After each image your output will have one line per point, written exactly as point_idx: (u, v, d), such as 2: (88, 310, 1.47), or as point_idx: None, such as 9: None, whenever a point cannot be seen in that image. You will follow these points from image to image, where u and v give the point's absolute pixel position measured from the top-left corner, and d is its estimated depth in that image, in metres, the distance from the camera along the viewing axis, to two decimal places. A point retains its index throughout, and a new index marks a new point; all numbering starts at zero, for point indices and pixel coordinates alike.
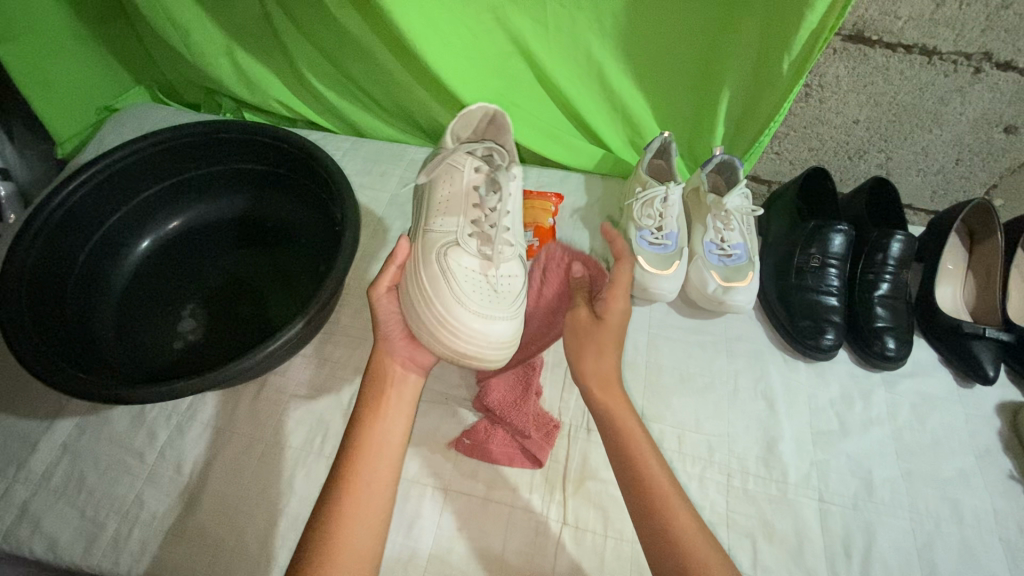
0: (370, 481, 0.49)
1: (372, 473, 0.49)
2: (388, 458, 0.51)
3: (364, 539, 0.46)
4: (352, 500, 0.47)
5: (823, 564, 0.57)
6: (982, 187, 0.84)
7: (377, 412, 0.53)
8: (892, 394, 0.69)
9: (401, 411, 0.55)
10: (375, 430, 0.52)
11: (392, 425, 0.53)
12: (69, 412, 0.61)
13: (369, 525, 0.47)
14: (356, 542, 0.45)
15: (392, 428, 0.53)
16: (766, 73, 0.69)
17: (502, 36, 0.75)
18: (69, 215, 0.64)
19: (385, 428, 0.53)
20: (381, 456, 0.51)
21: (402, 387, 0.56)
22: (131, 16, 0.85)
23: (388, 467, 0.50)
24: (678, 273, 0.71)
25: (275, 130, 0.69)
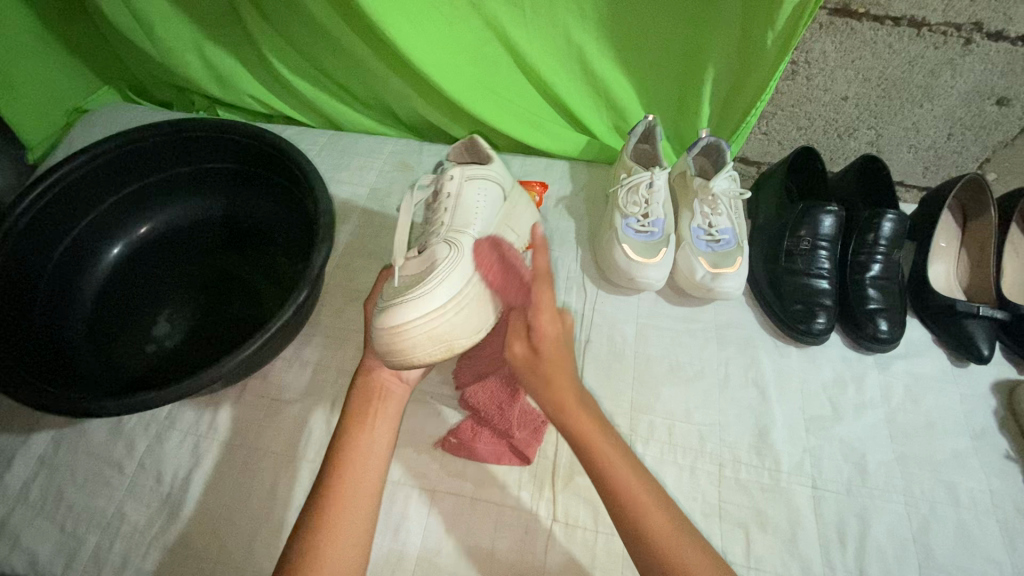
0: (356, 487, 0.48)
1: (358, 479, 0.49)
2: (376, 464, 0.50)
3: (349, 541, 0.45)
4: (338, 505, 0.47)
5: (817, 552, 0.56)
6: (974, 162, 0.83)
7: (363, 419, 0.53)
8: (885, 377, 0.68)
9: (388, 422, 0.54)
10: (359, 440, 0.51)
11: (379, 432, 0.53)
12: (46, 425, 0.60)
13: (355, 530, 0.46)
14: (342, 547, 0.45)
15: (379, 435, 0.52)
16: (751, 51, 0.67)
17: (478, 21, 0.73)
18: (34, 223, 0.62)
19: (373, 434, 0.52)
20: (369, 463, 0.50)
21: (389, 397, 0.56)
22: (93, 12, 0.82)
23: (374, 474, 0.50)
24: (666, 260, 0.69)
25: (244, 126, 0.67)
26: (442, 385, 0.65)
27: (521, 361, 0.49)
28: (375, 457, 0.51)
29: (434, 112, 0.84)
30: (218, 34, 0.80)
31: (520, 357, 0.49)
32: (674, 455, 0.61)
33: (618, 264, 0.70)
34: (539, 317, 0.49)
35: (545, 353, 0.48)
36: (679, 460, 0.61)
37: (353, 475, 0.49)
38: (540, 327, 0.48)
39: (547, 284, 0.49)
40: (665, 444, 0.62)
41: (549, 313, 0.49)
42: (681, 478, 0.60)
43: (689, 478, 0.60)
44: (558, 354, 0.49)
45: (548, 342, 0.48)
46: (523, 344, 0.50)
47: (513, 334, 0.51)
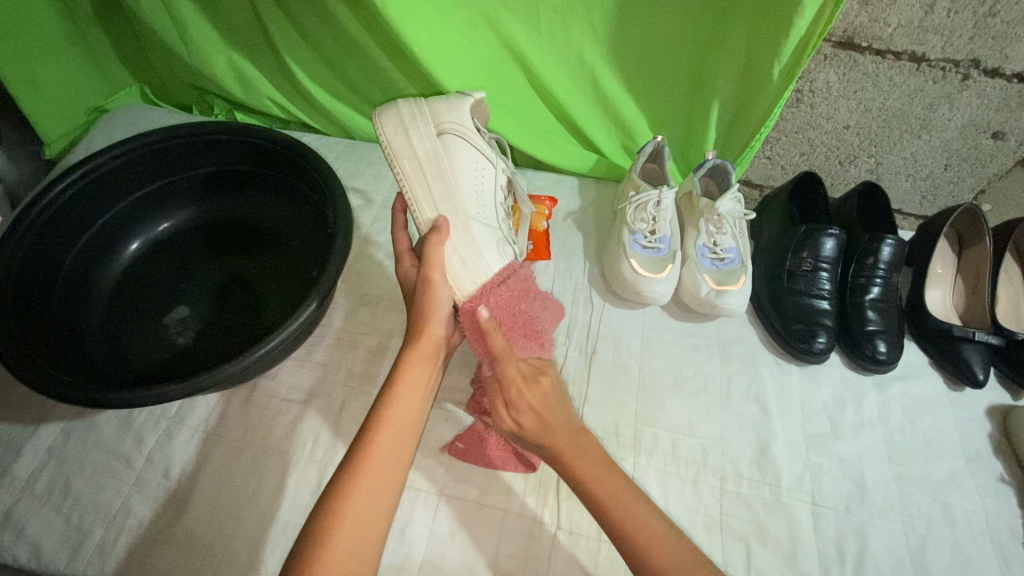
0: (405, 410, 0.51)
1: (382, 461, 0.48)
2: (405, 434, 0.50)
3: (402, 424, 0.50)
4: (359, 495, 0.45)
5: (817, 567, 0.57)
6: (970, 192, 0.85)
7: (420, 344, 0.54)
8: (884, 397, 0.69)
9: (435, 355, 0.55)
10: (423, 352, 0.54)
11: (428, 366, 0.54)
12: (56, 416, 0.60)
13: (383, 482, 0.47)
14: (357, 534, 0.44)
15: (430, 365, 0.54)
16: (758, 77, 0.70)
17: (496, 40, 0.76)
18: (58, 216, 0.63)
19: (427, 359, 0.54)
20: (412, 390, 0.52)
21: (433, 369, 0.55)
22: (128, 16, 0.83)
23: (398, 462, 0.48)
24: (671, 276, 0.72)
25: (264, 130, 0.68)
26: (451, 390, 0.66)
27: (511, 436, 0.51)
28: (405, 424, 0.50)
29: None
30: (242, 43, 0.82)
31: (514, 431, 0.50)
32: (677, 467, 0.62)
33: (625, 279, 0.72)
34: (511, 394, 0.50)
35: (527, 427, 0.49)
36: (682, 472, 0.62)
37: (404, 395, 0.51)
38: (513, 400, 0.50)
39: (507, 352, 0.53)
40: (668, 456, 0.63)
41: (514, 383, 0.51)
42: (684, 491, 0.60)
43: (691, 490, 0.61)
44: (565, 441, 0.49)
45: (524, 412, 0.50)
46: (509, 423, 0.50)
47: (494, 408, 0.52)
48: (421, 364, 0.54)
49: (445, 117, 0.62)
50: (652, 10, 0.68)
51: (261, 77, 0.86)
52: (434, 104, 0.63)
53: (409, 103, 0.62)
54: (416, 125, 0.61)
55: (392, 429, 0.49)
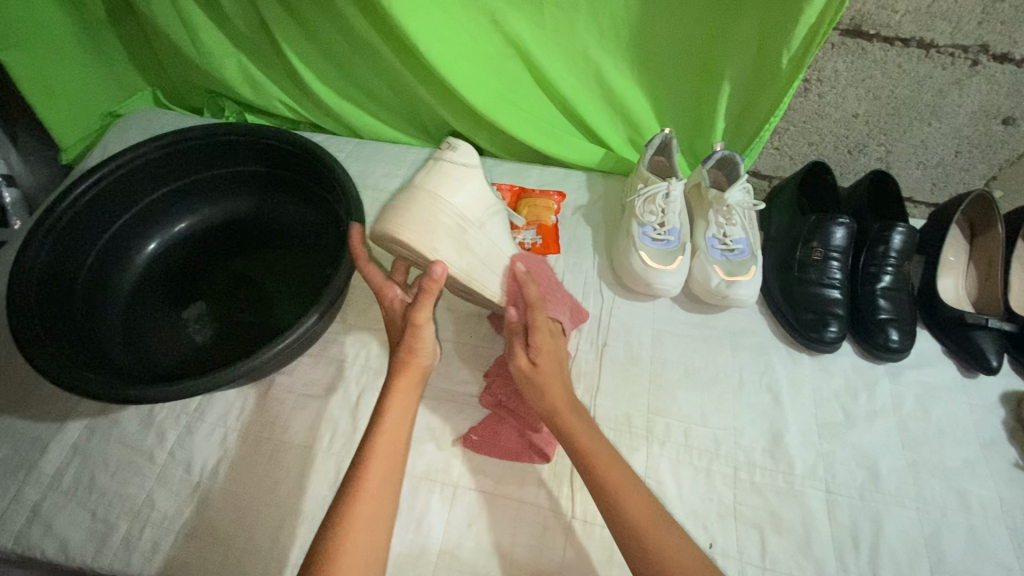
0: (394, 440, 0.49)
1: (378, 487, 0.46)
2: (397, 463, 0.49)
3: (394, 454, 0.49)
4: (357, 518, 0.44)
5: (832, 554, 0.57)
6: (981, 179, 0.85)
7: (407, 373, 0.53)
8: (896, 385, 0.69)
9: (417, 388, 0.54)
10: (408, 386, 0.53)
11: (414, 396, 0.53)
12: (79, 413, 0.61)
13: (380, 514, 0.45)
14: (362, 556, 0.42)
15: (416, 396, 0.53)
16: (766, 67, 0.71)
17: (503, 36, 0.76)
18: (78, 218, 0.64)
19: (411, 390, 0.53)
20: (400, 418, 0.51)
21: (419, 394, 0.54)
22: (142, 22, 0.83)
23: (393, 487, 0.48)
24: (682, 268, 0.72)
25: (279, 131, 0.69)
26: (463, 383, 0.67)
27: (521, 369, 0.57)
28: (396, 452, 0.49)
29: (456, 122, 0.86)
30: (251, 46, 0.83)
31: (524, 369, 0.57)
32: (690, 457, 0.62)
33: (636, 271, 0.72)
34: (538, 336, 0.57)
35: (541, 365, 0.56)
36: (695, 461, 0.62)
37: (394, 423, 0.50)
38: (537, 343, 0.57)
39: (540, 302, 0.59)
40: (681, 445, 0.63)
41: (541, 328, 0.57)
42: (698, 480, 0.61)
43: (705, 479, 0.61)
44: (552, 366, 0.57)
45: (543, 354, 0.57)
46: (525, 358, 0.57)
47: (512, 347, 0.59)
48: (409, 392, 0.53)
49: (450, 205, 0.57)
50: (659, 3, 0.69)
51: (270, 79, 0.87)
52: (430, 198, 0.56)
53: (404, 212, 0.55)
54: (435, 229, 0.55)
55: (383, 455, 0.48)
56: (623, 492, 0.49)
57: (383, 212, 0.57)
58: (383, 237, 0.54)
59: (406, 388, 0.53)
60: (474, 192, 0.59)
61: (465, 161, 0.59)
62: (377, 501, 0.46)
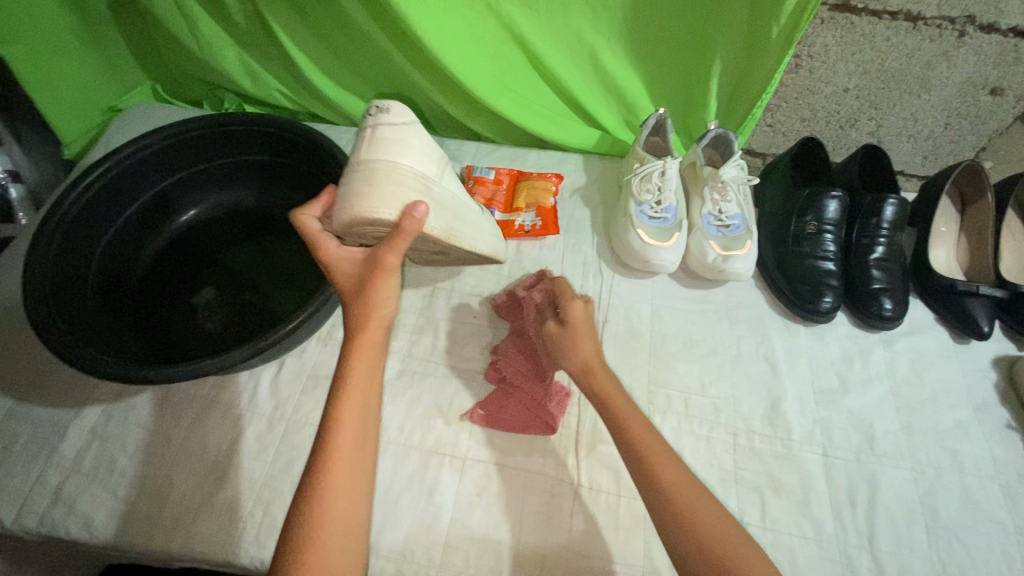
0: (354, 415, 0.48)
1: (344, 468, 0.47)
2: (361, 440, 0.48)
3: (356, 430, 0.48)
4: (333, 492, 0.45)
5: (830, 514, 0.59)
6: (970, 151, 0.86)
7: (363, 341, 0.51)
8: (890, 352, 0.71)
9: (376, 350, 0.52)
10: (365, 351, 0.51)
11: (372, 362, 0.51)
12: (96, 399, 0.62)
13: (351, 493, 0.46)
14: (340, 537, 0.44)
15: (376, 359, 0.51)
16: (758, 43, 0.72)
17: (498, 20, 0.78)
18: (86, 210, 0.65)
19: (369, 353, 0.51)
20: (362, 390, 0.50)
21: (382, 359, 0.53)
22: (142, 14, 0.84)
23: (363, 464, 0.48)
24: (679, 244, 0.74)
25: (280, 119, 0.70)
26: (468, 361, 0.68)
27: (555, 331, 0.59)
28: (358, 426, 0.48)
29: (453, 108, 0.87)
30: (249, 37, 0.84)
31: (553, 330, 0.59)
32: (692, 426, 0.64)
33: (633, 248, 0.74)
34: (574, 304, 0.60)
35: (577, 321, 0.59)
36: (696, 429, 0.64)
37: (353, 399, 0.49)
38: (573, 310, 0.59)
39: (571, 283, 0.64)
40: (682, 415, 0.65)
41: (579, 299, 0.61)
42: (699, 447, 0.63)
43: (706, 446, 0.63)
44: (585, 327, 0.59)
45: (578, 318, 0.59)
46: (558, 322, 0.60)
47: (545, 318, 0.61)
48: (371, 362, 0.51)
49: (410, 171, 0.56)
50: None
51: (268, 69, 0.88)
52: (390, 168, 0.54)
53: (371, 187, 0.52)
54: (409, 197, 0.54)
55: (349, 426, 0.48)
56: (653, 460, 0.49)
57: (346, 191, 0.54)
58: (357, 220, 0.52)
59: (370, 349, 0.51)
60: (420, 149, 0.58)
61: (398, 118, 0.58)
62: (345, 480, 0.46)
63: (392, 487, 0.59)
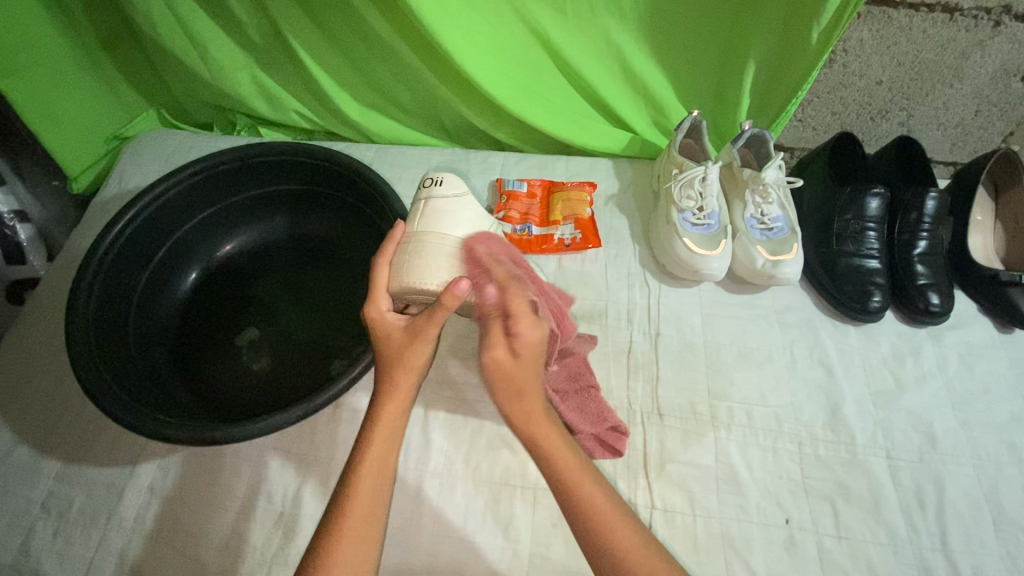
0: (377, 458, 0.48)
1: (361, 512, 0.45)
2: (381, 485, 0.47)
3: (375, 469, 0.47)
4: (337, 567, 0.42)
5: (900, 518, 0.60)
6: (999, 136, 0.86)
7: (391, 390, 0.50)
8: (939, 347, 0.72)
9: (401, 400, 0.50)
10: (395, 400, 0.50)
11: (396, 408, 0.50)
12: (150, 454, 0.60)
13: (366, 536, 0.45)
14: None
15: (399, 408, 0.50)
16: (794, 40, 0.71)
17: (522, 28, 0.75)
18: (119, 257, 0.62)
19: (394, 402, 0.50)
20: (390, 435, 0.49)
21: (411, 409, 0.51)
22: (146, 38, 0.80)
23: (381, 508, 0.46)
24: (726, 251, 0.73)
25: (312, 148, 0.68)
26: None
27: (501, 363, 0.50)
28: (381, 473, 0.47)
29: (479, 119, 0.85)
30: (263, 57, 0.80)
31: (500, 362, 0.50)
32: (756, 438, 0.64)
33: (681, 258, 0.73)
34: (518, 324, 0.51)
35: (522, 359, 0.50)
36: (761, 441, 0.64)
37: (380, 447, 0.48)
38: (520, 332, 0.50)
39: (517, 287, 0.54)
40: (745, 427, 0.65)
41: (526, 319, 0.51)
42: (766, 459, 0.63)
43: (773, 457, 0.63)
44: (532, 361, 0.51)
45: (527, 345, 0.50)
46: (505, 350, 0.50)
47: (491, 341, 0.51)
48: (396, 410, 0.50)
49: (456, 241, 0.59)
50: None
51: (283, 89, 0.84)
52: (437, 240, 0.57)
53: (421, 258, 0.56)
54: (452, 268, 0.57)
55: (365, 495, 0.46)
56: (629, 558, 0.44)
57: (394, 257, 0.57)
58: (405, 289, 0.55)
59: (394, 418, 0.49)
60: (473, 223, 0.61)
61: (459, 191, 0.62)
62: (362, 522, 0.45)
63: (468, 523, 0.58)
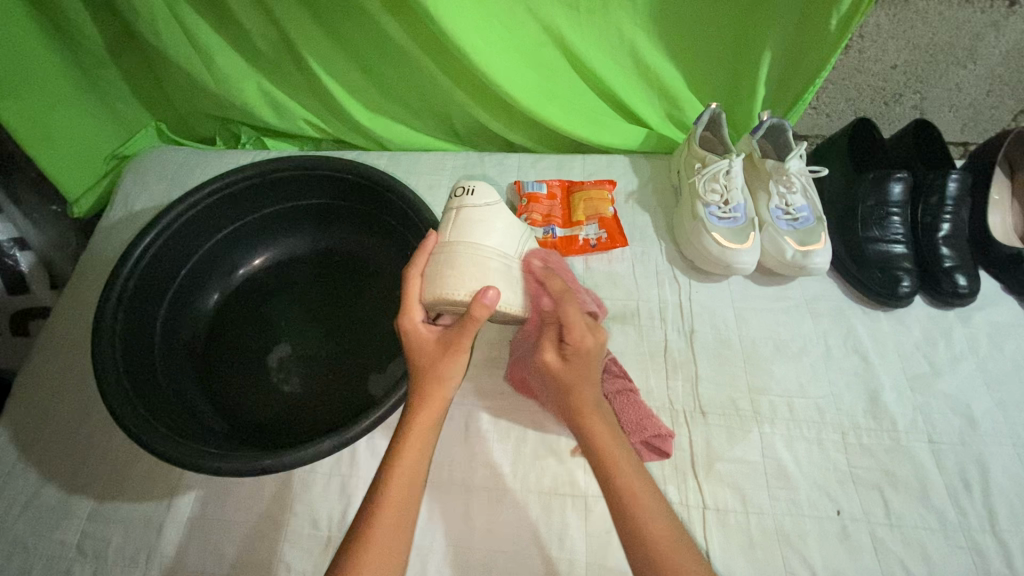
0: (405, 470, 0.47)
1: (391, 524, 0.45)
2: (410, 499, 0.46)
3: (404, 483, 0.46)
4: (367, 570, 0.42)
5: (949, 502, 0.60)
6: (1010, 114, 0.87)
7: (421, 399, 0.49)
8: (969, 328, 0.72)
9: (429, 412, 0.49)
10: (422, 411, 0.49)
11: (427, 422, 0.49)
12: (186, 485, 0.58)
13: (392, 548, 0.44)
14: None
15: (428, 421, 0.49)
16: (812, 27, 0.70)
17: (537, 26, 0.73)
18: (141, 282, 0.60)
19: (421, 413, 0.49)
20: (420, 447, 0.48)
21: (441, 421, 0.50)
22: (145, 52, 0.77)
23: (408, 520, 0.46)
24: (755, 244, 0.72)
25: (334, 160, 0.66)
26: None
27: (552, 366, 0.52)
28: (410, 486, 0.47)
29: (493, 121, 0.83)
30: (269, 67, 0.78)
31: (552, 364, 0.52)
32: (800, 430, 0.64)
33: (711, 253, 0.72)
34: (573, 333, 0.50)
35: (572, 363, 0.51)
36: (805, 433, 0.64)
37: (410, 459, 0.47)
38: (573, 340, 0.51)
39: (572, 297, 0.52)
40: (789, 420, 0.64)
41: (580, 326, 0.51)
42: (812, 451, 0.62)
43: (818, 449, 0.63)
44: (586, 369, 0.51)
45: (581, 352, 0.51)
46: (554, 352, 0.52)
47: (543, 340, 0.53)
48: (426, 422, 0.49)
49: (489, 250, 0.54)
50: None
51: (291, 99, 0.82)
52: (470, 249, 0.53)
53: (453, 270, 0.51)
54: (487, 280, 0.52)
55: (396, 500, 0.45)
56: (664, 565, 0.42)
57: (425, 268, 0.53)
58: (437, 301, 0.51)
59: (425, 430, 0.48)
60: (506, 230, 0.56)
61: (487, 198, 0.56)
62: (391, 535, 0.44)
63: (521, 536, 0.57)
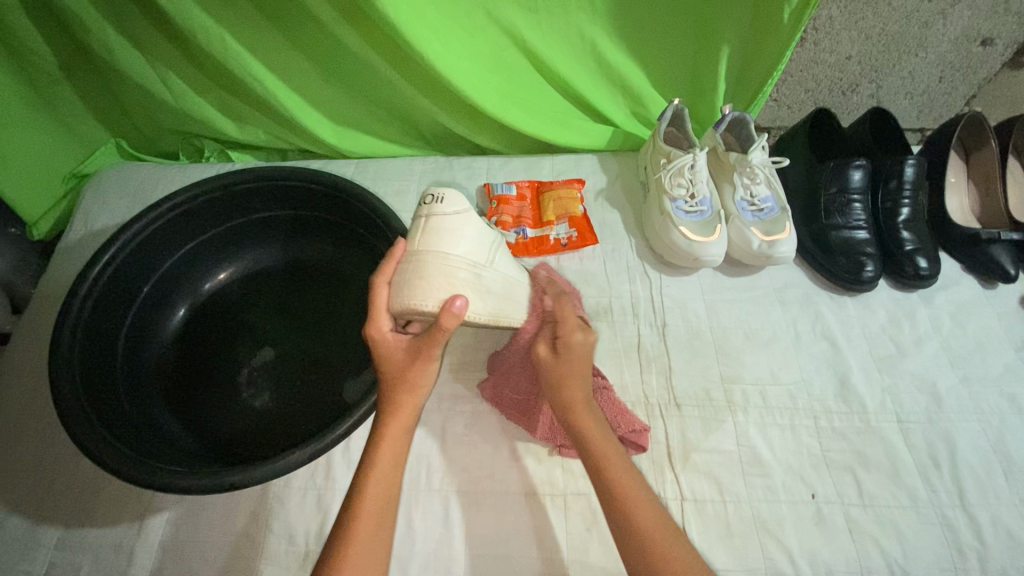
0: (381, 484, 0.47)
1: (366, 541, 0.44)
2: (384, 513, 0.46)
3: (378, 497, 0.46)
4: None
5: (919, 479, 0.61)
6: (963, 99, 0.89)
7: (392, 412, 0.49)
8: (932, 309, 0.74)
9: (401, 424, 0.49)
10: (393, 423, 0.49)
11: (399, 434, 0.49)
12: (157, 507, 0.57)
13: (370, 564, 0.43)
14: None
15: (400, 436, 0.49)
16: (766, 22, 0.71)
17: (496, 30, 0.73)
18: (100, 301, 0.58)
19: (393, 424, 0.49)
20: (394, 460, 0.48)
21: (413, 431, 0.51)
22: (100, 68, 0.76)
23: (383, 535, 0.46)
24: (721, 236, 0.73)
25: (296, 170, 0.65)
26: None
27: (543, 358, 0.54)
28: (383, 500, 0.46)
29: (460, 125, 0.83)
30: (229, 80, 0.77)
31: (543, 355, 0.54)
32: (773, 417, 0.65)
33: (680, 248, 0.73)
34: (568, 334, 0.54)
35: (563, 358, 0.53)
36: (779, 420, 0.65)
37: (384, 472, 0.47)
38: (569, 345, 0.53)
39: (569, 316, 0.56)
40: (762, 408, 0.65)
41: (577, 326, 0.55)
42: (786, 438, 0.63)
43: (792, 434, 0.64)
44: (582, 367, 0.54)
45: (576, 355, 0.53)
46: (547, 345, 0.54)
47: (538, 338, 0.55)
48: (399, 434, 0.49)
49: (459, 258, 0.52)
50: None
51: (253, 110, 0.81)
52: (438, 259, 0.51)
53: (420, 279, 0.49)
54: (456, 289, 0.50)
55: (370, 515, 0.45)
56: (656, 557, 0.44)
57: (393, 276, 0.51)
58: (405, 310, 0.50)
59: (397, 442, 0.48)
60: (476, 237, 0.54)
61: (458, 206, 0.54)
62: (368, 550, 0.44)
63: (501, 539, 0.57)
